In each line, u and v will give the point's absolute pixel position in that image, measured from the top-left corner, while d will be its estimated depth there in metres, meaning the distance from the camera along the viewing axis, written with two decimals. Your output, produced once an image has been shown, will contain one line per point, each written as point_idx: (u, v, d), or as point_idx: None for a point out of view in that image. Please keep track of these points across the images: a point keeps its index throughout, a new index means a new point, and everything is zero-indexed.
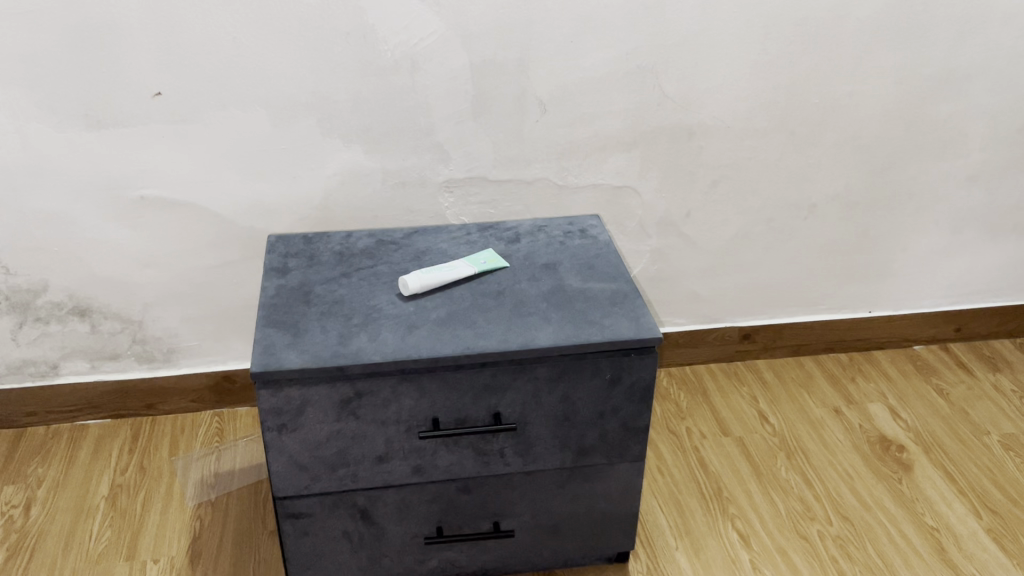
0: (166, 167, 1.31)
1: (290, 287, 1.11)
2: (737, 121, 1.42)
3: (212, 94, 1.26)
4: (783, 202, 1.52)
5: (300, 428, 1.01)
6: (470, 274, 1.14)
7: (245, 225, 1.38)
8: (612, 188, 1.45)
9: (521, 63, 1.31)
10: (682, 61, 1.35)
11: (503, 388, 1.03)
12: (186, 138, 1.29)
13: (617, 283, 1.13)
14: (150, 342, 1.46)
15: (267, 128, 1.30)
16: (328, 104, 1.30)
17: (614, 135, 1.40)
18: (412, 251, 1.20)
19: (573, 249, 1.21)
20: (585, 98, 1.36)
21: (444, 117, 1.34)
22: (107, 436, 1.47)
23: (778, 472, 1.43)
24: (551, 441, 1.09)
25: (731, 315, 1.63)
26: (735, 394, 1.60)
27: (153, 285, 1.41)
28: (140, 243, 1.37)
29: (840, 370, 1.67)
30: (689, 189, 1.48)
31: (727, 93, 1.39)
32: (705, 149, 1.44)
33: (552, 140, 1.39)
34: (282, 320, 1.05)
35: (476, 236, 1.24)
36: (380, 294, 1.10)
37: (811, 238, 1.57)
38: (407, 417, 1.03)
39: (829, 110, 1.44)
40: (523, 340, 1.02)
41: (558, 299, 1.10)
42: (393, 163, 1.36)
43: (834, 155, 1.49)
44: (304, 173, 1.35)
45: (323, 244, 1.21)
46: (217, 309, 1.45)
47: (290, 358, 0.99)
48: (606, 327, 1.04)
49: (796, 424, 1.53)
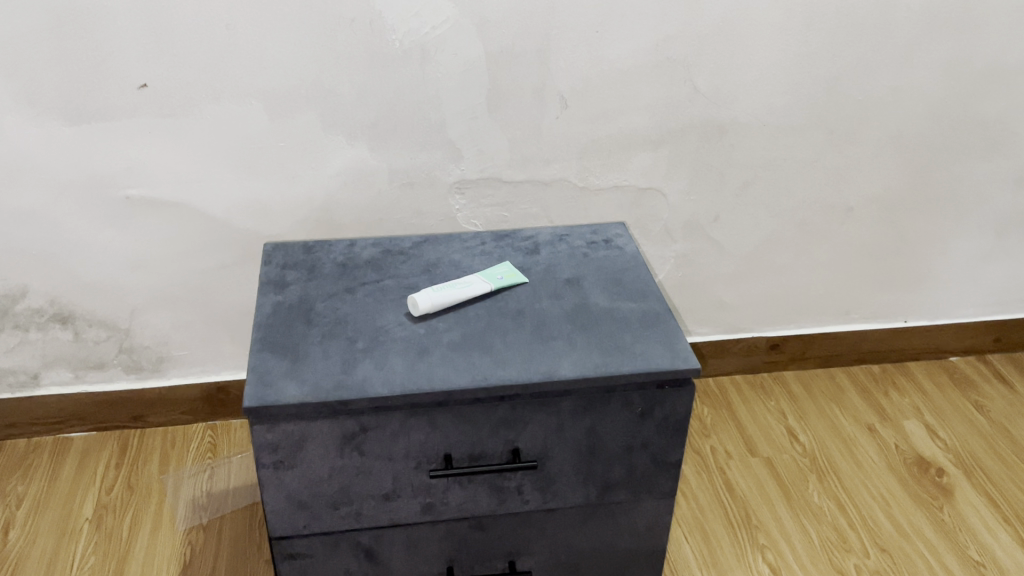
0: (155, 165, 1.20)
1: (289, 303, 1.01)
2: (772, 118, 1.31)
3: (204, 85, 1.15)
4: (819, 205, 1.41)
5: (299, 464, 0.92)
6: (485, 291, 1.04)
7: (241, 227, 1.27)
8: (636, 189, 1.35)
9: (541, 54, 1.20)
10: (716, 53, 1.24)
11: (523, 422, 0.93)
12: (176, 133, 1.18)
13: (647, 302, 1.03)
14: (138, 350, 1.36)
15: (265, 124, 1.19)
16: (330, 97, 1.19)
17: (640, 132, 1.29)
18: (422, 263, 1.10)
19: (597, 261, 1.11)
20: (609, 93, 1.25)
21: (456, 112, 1.23)
22: (92, 450, 1.38)
23: (809, 497, 1.33)
24: (575, 477, 0.99)
25: (758, 324, 1.53)
26: (762, 409, 1.50)
27: (140, 291, 1.30)
28: (127, 246, 1.26)
29: (872, 382, 1.57)
30: (718, 191, 1.37)
31: (763, 87, 1.28)
32: (737, 148, 1.33)
33: (574, 138, 1.28)
34: (279, 343, 0.95)
35: (491, 246, 1.14)
36: (387, 314, 1.00)
37: (846, 245, 1.47)
38: (416, 453, 0.93)
39: (871, 107, 1.33)
40: (546, 371, 0.92)
41: (584, 321, 1.00)
42: (401, 162, 1.26)
43: (875, 155, 1.38)
44: (304, 173, 1.24)
45: (324, 253, 1.11)
46: (210, 315, 1.34)
47: (288, 389, 0.89)
48: (638, 356, 0.94)
49: (827, 442, 1.44)
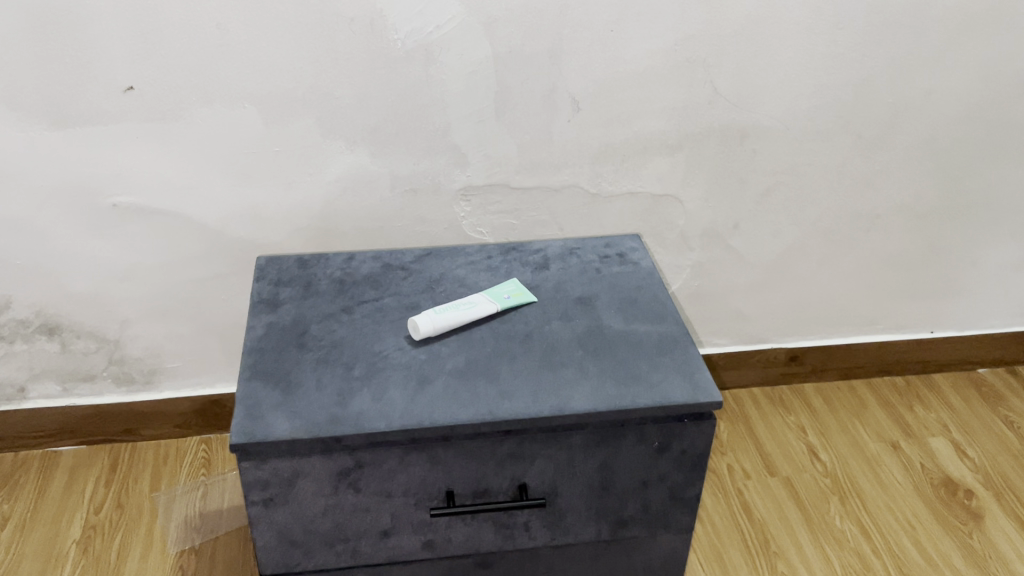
0: (144, 171, 1.14)
1: (281, 325, 0.95)
2: (797, 122, 1.24)
3: (195, 88, 1.08)
4: (844, 212, 1.34)
5: (291, 502, 0.86)
6: (491, 312, 0.97)
7: (234, 236, 1.21)
8: (651, 197, 1.27)
9: (553, 55, 1.12)
10: (739, 54, 1.16)
11: (531, 457, 0.87)
12: (165, 138, 1.12)
13: (664, 325, 0.97)
14: (129, 363, 1.30)
15: (259, 129, 1.13)
16: (329, 100, 1.12)
17: (656, 137, 1.22)
18: (424, 279, 1.03)
19: (610, 278, 1.04)
20: (624, 95, 1.17)
21: (462, 116, 1.16)
22: (82, 466, 1.32)
23: (831, 520, 1.27)
24: (585, 513, 0.93)
25: (777, 335, 1.46)
26: (780, 424, 1.44)
27: (130, 302, 1.24)
28: (116, 256, 1.20)
29: (896, 396, 1.50)
30: (738, 197, 1.30)
31: (788, 90, 1.20)
32: (759, 154, 1.26)
33: (586, 143, 1.21)
34: (270, 371, 0.89)
35: (498, 261, 1.07)
36: (386, 337, 0.94)
37: (871, 253, 1.40)
38: (416, 490, 0.87)
39: (901, 110, 1.25)
40: (556, 404, 0.86)
41: (596, 346, 0.93)
42: (403, 168, 1.19)
43: (904, 160, 1.30)
44: (302, 179, 1.18)
45: (320, 268, 1.04)
46: (204, 326, 1.28)
47: (278, 424, 0.83)
48: (655, 387, 0.88)
49: (850, 461, 1.37)
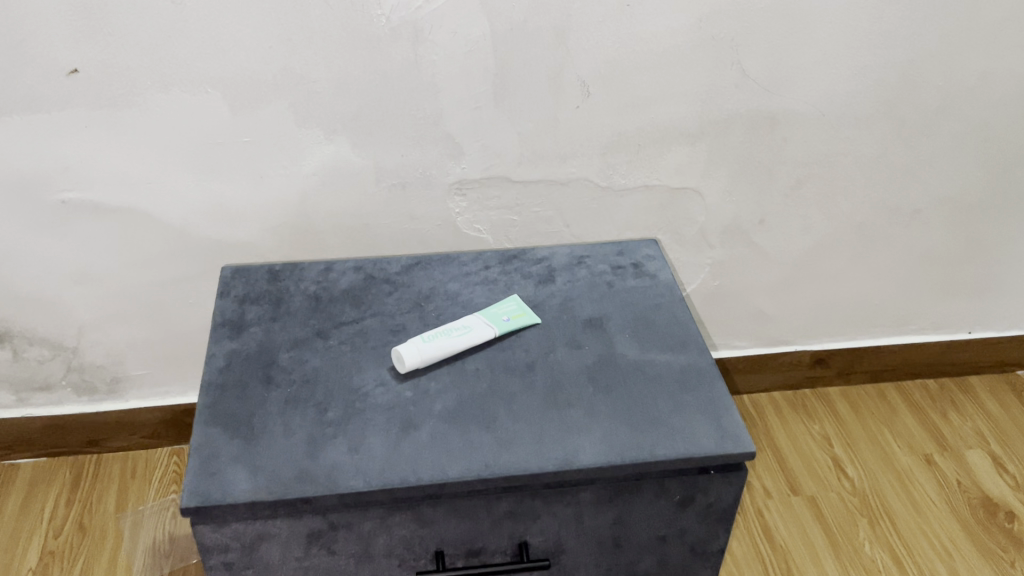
0: (94, 164, 1.00)
1: (246, 354, 0.83)
2: (834, 107, 1.10)
3: (149, 70, 0.94)
4: (881, 206, 1.21)
5: (255, 566, 0.74)
6: (488, 338, 0.85)
7: (200, 234, 1.08)
8: (668, 190, 1.14)
9: (559, 32, 0.98)
10: (772, 32, 1.02)
11: (533, 514, 0.75)
12: (117, 127, 0.98)
13: (686, 353, 0.84)
14: (90, 371, 1.18)
15: (225, 117, 0.99)
16: (303, 85, 0.98)
17: (675, 124, 1.08)
18: (412, 295, 0.90)
19: (624, 294, 0.91)
20: (640, 78, 1.03)
21: (455, 102, 1.02)
22: (42, 481, 1.21)
23: (859, 547, 1.16)
24: (595, 570, 0.81)
25: (801, 337, 1.34)
26: (803, 434, 1.32)
27: (87, 306, 1.12)
28: (68, 256, 1.07)
29: (928, 402, 1.39)
30: (764, 190, 1.16)
31: (826, 71, 1.06)
32: (790, 143, 1.12)
33: (597, 131, 1.07)
34: (230, 412, 0.77)
35: (496, 272, 0.94)
36: (367, 369, 0.81)
37: (909, 251, 1.26)
38: (400, 551, 0.76)
39: (951, 94, 1.11)
40: (562, 456, 0.74)
41: (608, 380, 0.81)
42: (389, 160, 1.05)
43: (950, 149, 1.17)
44: (274, 173, 1.04)
45: (293, 282, 0.92)
46: (171, 331, 1.16)
47: (237, 482, 0.71)
48: (677, 434, 0.76)
49: (879, 477, 1.26)
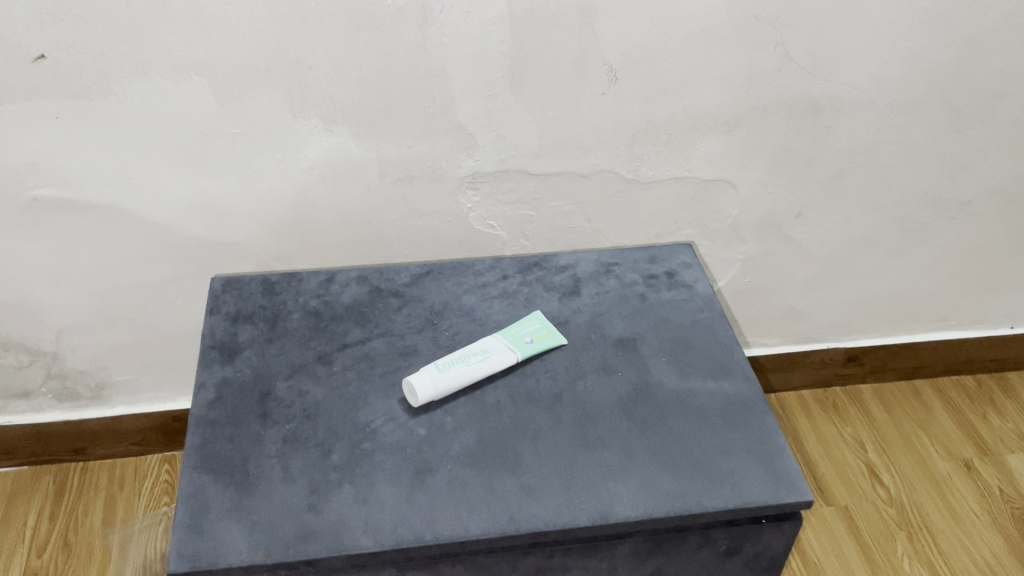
0: (68, 159, 0.90)
1: (239, 383, 0.74)
2: (883, 93, 1.00)
3: (125, 55, 0.84)
4: (927, 197, 1.11)
5: None
6: (509, 364, 0.76)
7: (188, 233, 0.98)
8: (699, 182, 1.04)
9: (585, 12, 0.87)
10: (821, 10, 0.91)
11: (564, 570, 0.67)
12: (91, 118, 0.87)
13: (730, 380, 0.76)
14: (71, 376, 1.09)
15: (211, 107, 0.88)
16: (299, 71, 0.87)
17: (709, 112, 0.98)
18: (423, 312, 0.82)
19: (657, 310, 0.83)
20: (673, 61, 0.93)
21: (467, 89, 0.91)
22: (23, 493, 1.14)
23: (897, 563, 1.09)
24: None
25: (834, 334, 1.26)
26: (835, 438, 1.25)
27: (65, 310, 1.03)
28: (42, 258, 0.98)
29: (966, 401, 1.31)
30: (804, 182, 1.07)
31: (878, 53, 0.96)
32: (834, 131, 1.02)
33: (623, 120, 0.97)
34: (223, 454, 0.68)
35: (516, 284, 0.85)
36: (375, 402, 0.73)
37: (955, 244, 1.17)
38: None
39: (1012, 78, 1.01)
40: (596, 507, 0.65)
41: (645, 412, 0.73)
42: (394, 152, 0.95)
43: (1006, 137, 1.07)
44: (268, 167, 0.94)
45: (291, 296, 0.83)
46: (157, 335, 1.07)
47: (230, 541, 0.63)
48: (724, 480, 0.68)
49: (916, 485, 1.18)
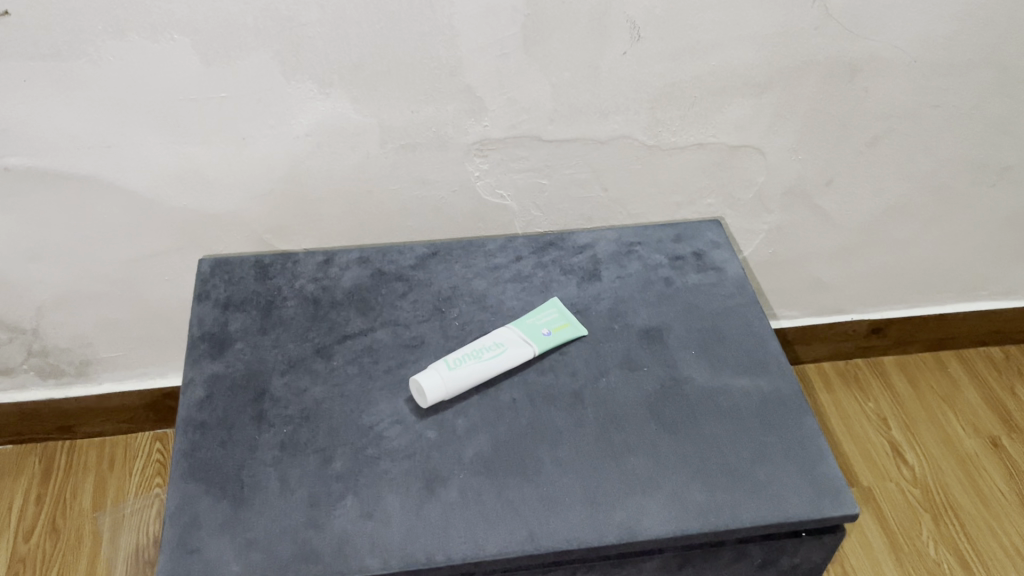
0: (39, 125, 0.82)
1: (231, 380, 0.68)
2: (928, 52, 0.92)
3: (98, 12, 0.75)
4: (967, 163, 1.04)
5: None
6: (525, 359, 0.70)
7: (174, 204, 0.91)
8: (725, 148, 0.97)
9: None
10: None
11: None
12: (63, 81, 0.79)
13: (765, 376, 0.70)
14: (54, 353, 1.03)
15: (196, 68, 0.80)
16: (291, 29, 0.79)
17: (739, 72, 0.90)
18: (430, 298, 0.75)
19: (684, 295, 0.76)
20: (702, 17, 0.84)
21: (477, 49, 0.83)
22: (9, 473, 1.09)
23: (922, 547, 1.05)
24: None
25: (859, 305, 1.20)
26: (857, 414, 1.20)
27: (44, 286, 0.96)
28: (17, 231, 0.91)
29: (993, 374, 1.25)
30: (837, 147, 0.99)
31: (925, 8, 0.87)
32: (872, 93, 0.95)
33: (646, 81, 0.89)
34: (214, 462, 0.62)
35: (531, 267, 0.79)
36: (380, 401, 0.67)
37: (992, 212, 1.10)
38: None
39: None
40: (623, 523, 0.60)
41: (674, 413, 0.67)
42: (397, 117, 0.87)
43: None
44: (260, 133, 0.86)
45: (286, 281, 0.76)
46: (144, 311, 1.01)
47: (224, 562, 0.57)
48: (762, 490, 0.62)
49: (941, 464, 1.14)
